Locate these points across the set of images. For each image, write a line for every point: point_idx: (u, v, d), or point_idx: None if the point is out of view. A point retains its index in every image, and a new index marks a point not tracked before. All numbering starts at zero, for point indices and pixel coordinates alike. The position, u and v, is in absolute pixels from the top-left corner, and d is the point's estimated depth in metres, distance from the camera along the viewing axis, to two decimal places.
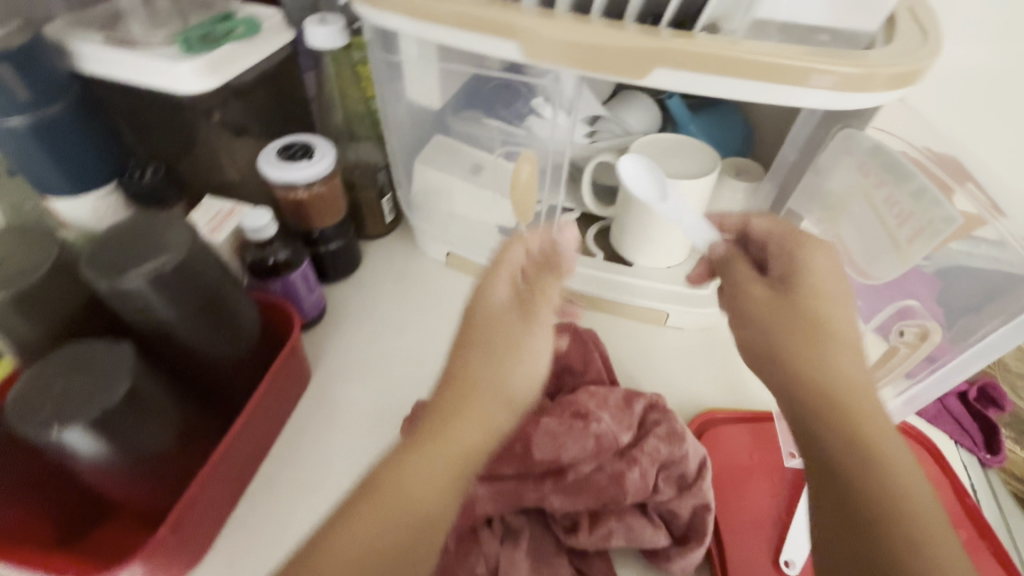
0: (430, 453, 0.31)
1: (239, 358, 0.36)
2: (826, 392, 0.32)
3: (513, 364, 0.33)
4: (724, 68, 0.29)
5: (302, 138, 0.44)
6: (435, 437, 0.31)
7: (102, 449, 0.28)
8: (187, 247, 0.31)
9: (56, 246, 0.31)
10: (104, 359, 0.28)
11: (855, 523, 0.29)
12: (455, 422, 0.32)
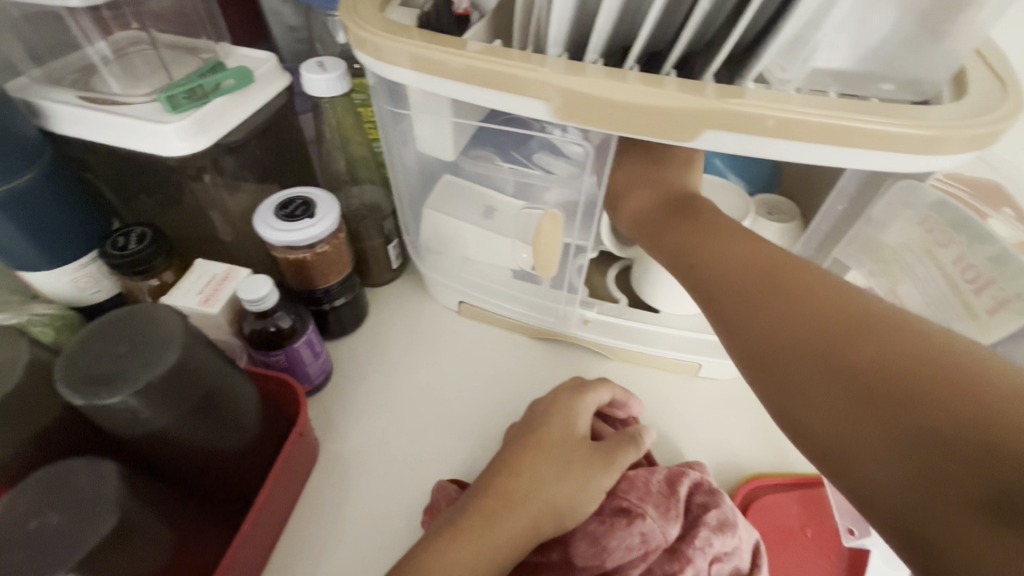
0: (469, 539, 0.31)
1: (243, 456, 0.32)
2: (748, 270, 0.27)
3: (562, 476, 0.34)
4: (783, 131, 0.26)
5: (302, 193, 0.40)
6: (475, 525, 0.31)
7: None
8: (180, 347, 0.27)
9: (31, 349, 0.28)
10: (89, 490, 0.25)
11: (874, 393, 0.21)
12: (504, 523, 0.32)
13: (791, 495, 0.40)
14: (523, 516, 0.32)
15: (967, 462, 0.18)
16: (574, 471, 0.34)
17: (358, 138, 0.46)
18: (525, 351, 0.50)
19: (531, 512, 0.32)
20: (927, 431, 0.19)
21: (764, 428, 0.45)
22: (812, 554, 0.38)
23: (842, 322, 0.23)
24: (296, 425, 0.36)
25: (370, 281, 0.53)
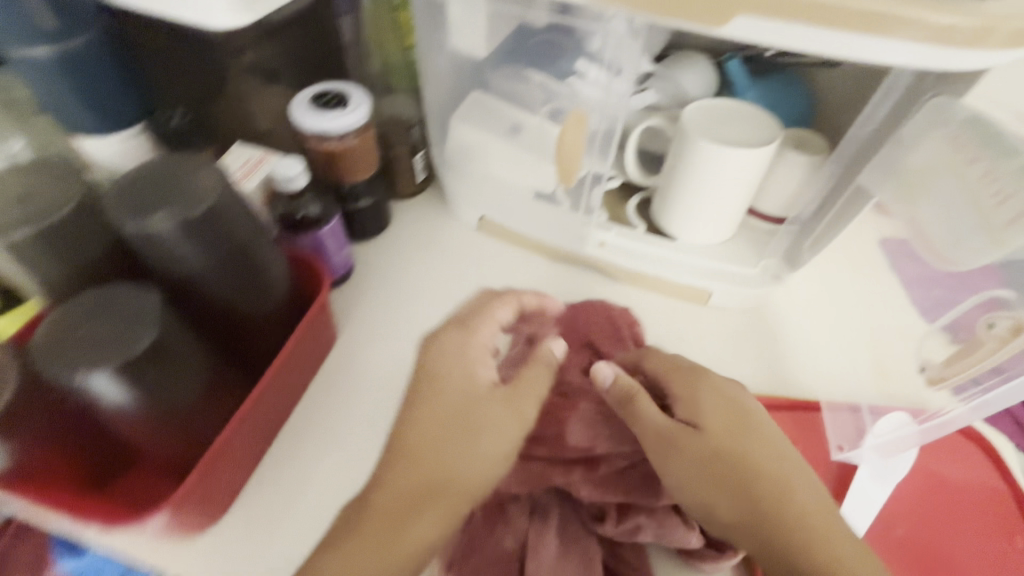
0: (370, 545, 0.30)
1: (269, 314, 0.34)
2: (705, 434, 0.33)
3: (467, 446, 0.33)
4: (813, 16, 0.26)
5: (336, 86, 0.42)
6: (379, 532, 0.30)
7: (131, 398, 0.27)
8: (217, 193, 0.29)
9: (84, 184, 0.30)
10: (132, 307, 0.27)
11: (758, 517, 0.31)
12: (411, 504, 0.31)
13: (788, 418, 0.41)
14: (424, 489, 0.32)
15: (749, 542, 0.31)
16: (477, 441, 0.33)
17: (393, 44, 0.47)
18: (540, 271, 0.51)
19: (439, 485, 0.32)
20: (746, 510, 0.31)
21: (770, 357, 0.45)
22: None
23: (742, 487, 0.32)
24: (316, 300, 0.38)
25: (394, 195, 0.54)
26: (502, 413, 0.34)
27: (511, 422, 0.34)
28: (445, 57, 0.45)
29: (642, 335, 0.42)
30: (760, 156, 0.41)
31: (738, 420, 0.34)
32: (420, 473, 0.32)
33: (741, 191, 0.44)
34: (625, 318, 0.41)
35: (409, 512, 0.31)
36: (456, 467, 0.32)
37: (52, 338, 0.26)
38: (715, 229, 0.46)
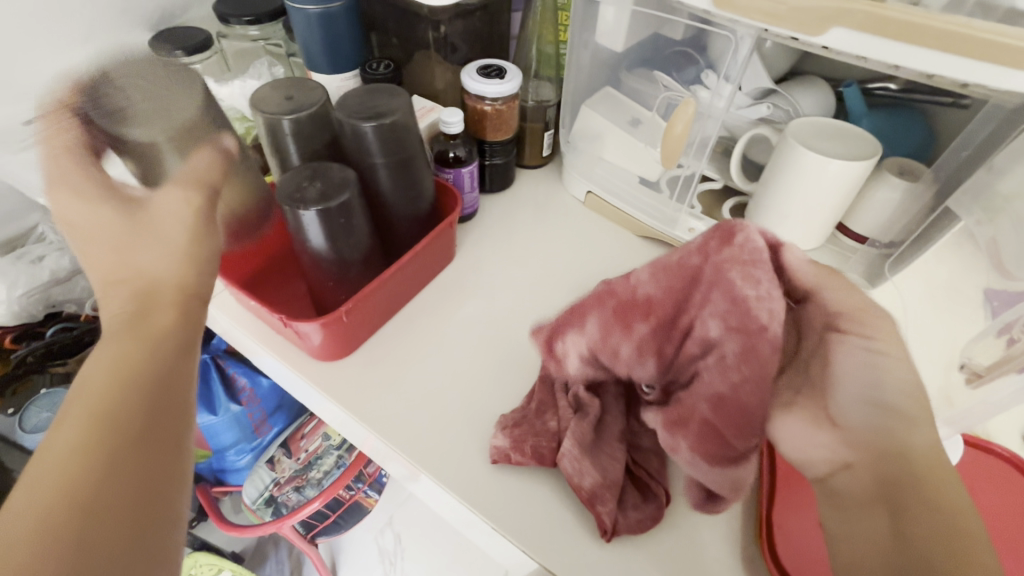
0: (87, 379, 0.27)
1: (416, 216, 0.46)
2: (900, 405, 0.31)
3: (140, 249, 0.32)
4: (907, 33, 0.32)
5: (499, 62, 0.53)
6: (114, 361, 0.27)
7: (323, 235, 0.39)
8: (410, 114, 0.41)
9: (323, 94, 0.43)
10: (338, 177, 0.40)
11: (895, 499, 0.29)
12: (128, 387, 0.26)
13: None
14: (147, 383, 0.27)
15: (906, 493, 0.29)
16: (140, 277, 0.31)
17: (548, 37, 0.58)
18: (630, 246, 0.58)
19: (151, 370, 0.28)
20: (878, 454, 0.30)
21: None
22: None
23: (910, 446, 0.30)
24: (448, 215, 0.49)
25: (522, 163, 0.64)
26: (158, 261, 0.32)
27: (162, 264, 0.32)
28: (589, 52, 0.54)
29: None
30: (854, 169, 0.45)
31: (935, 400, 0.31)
32: (142, 352, 0.28)
33: (831, 200, 0.48)
34: None
35: (129, 394, 0.26)
36: (154, 280, 0.32)
37: (288, 183, 0.39)
38: (802, 235, 0.50)
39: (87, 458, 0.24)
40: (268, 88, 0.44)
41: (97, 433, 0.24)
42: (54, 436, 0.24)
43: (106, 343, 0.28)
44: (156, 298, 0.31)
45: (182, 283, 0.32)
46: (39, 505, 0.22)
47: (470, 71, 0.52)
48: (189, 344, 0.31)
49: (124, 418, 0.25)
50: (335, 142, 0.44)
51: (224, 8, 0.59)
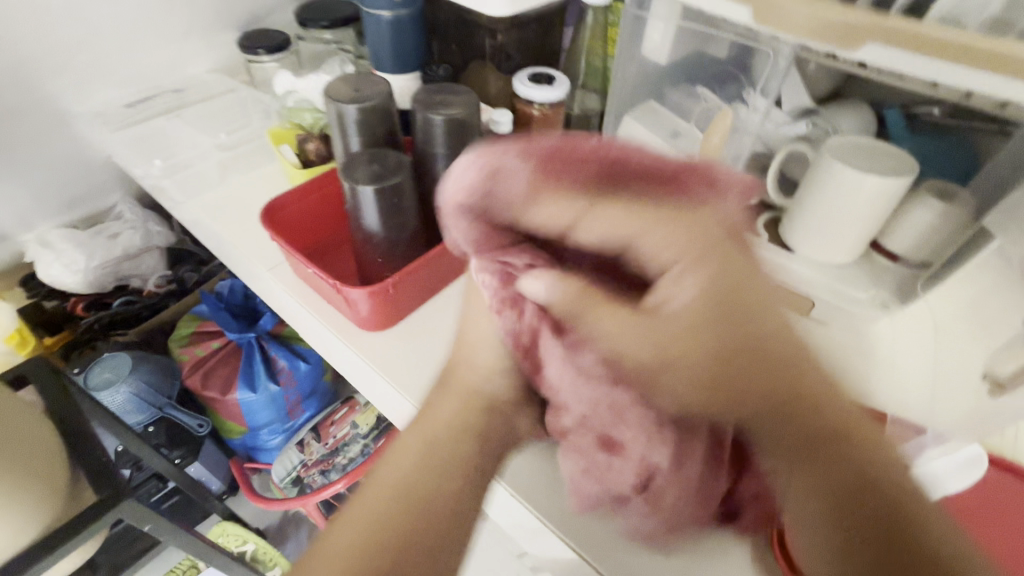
0: (405, 437, 0.36)
1: None
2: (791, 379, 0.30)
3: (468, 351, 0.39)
4: (941, 50, 0.33)
5: (549, 71, 0.57)
6: (417, 428, 0.37)
7: (378, 211, 0.44)
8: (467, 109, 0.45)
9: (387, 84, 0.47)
10: (395, 161, 0.44)
11: (841, 500, 0.28)
12: (402, 512, 0.32)
13: None
14: (421, 505, 0.33)
15: (837, 492, 0.28)
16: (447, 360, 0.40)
17: (597, 51, 0.60)
18: None
19: (445, 462, 0.34)
20: (766, 394, 0.30)
21: None
22: None
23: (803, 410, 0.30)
24: None
25: None
26: (490, 381, 0.38)
27: (478, 378, 0.39)
28: (636, 66, 0.57)
29: None
30: (891, 187, 0.46)
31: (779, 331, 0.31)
32: (417, 473, 0.34)
33: (865, 217, 0.48)
34: None
35: (407, 520, 0.32)
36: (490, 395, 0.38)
37: (350, 163, 0.44)
38: (835, 250, 0.51)
39: (390, 520, 0.31)
40: (340, 80, 0.47)
41: (372, 552, 0.30)
42: (375, 483, 0.34)
43: (404, 447, 0.35)
44: (443, 412, 0.37)
45: (492, 412, 0.38)
46: (368, 542, 0.31)
47: (522, 76, 0.56)
48: (470, 469, 0.35)
49: (431, 500, 0.33)
50: (393, 131, 0.47)
51: (304, 14, 0.66)
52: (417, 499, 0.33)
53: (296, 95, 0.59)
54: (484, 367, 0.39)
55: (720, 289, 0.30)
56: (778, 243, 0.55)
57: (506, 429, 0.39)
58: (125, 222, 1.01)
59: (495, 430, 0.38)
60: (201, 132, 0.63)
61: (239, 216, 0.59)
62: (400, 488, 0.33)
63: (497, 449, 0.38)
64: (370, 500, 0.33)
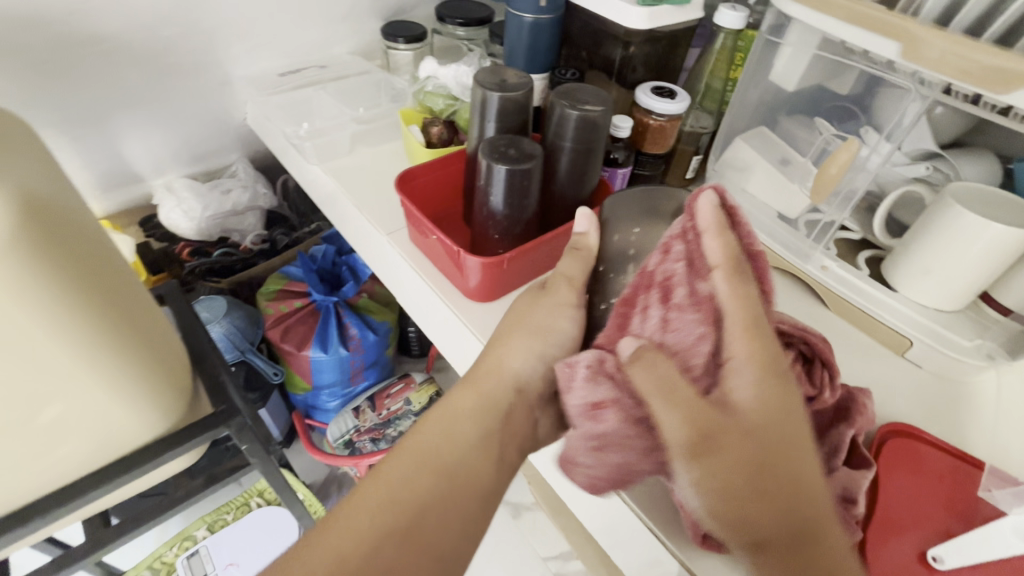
0: (467, 388, 0.45)
1: (577, 198, 0.53)
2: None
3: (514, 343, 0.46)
4: None
5: (672, 86, 0.59)
6: (470, 386, 0.46)
7: (507, 190, 0.47)
8: (604, 108, 0.48)
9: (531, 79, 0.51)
10: (529, 149, 0.48)
11: None
12: (435, 480, 0.41)
13: (944, 458, 0.43)
14: (449, 471, 0.41)
15: None
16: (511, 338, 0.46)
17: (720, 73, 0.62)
18: None
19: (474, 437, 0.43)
20: (780, 518, 0.32)
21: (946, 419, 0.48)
22: (937, 502, 0.41)
23: None
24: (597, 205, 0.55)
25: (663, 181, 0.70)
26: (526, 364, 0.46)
27: (520, 359, 0.46)
28: (757, 90, 0.59)
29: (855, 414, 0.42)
30: (1014, 238, 0.45)
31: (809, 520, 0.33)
32: (449, 449, 0.42)
33: (981, 264, 0.48)
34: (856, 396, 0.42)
35: (439, 474, 0.41)
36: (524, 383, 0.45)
37: (490, 144, 0.48)
38: (943, 296, 0.50)
39: (429, 476, 0.41)
40: (490, 67, 0.52)
41: (403, 507, 0.39)
42: (425, 433, 0.43)
43: (436, 423, 0.44)
44: (495, 389, 0.45)
45: (518, 396, 0.45)
46: (400, 484, 0.40)
47: (645, 88, 0.59)
48: (492, 449, 0.43)
49: (455, 466, 0.41)
50: (525, 122, 0.51)
51: (445, 10, 0.72)
52: (444, 462, 0.41)
53: (435, 81, 0.65)
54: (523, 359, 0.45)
55: (771, 409, 0.34)
56: (879, 281, 0.55)
57: (528, 419, 0.46)
58: (238, 181, 1.11)
59: (515, 414, 0.45)
60: (339, 105, 0.70)
61: (364, 184, 0.65)
62: (442, 451, 0.42)
63: (522, 435, 0.45)
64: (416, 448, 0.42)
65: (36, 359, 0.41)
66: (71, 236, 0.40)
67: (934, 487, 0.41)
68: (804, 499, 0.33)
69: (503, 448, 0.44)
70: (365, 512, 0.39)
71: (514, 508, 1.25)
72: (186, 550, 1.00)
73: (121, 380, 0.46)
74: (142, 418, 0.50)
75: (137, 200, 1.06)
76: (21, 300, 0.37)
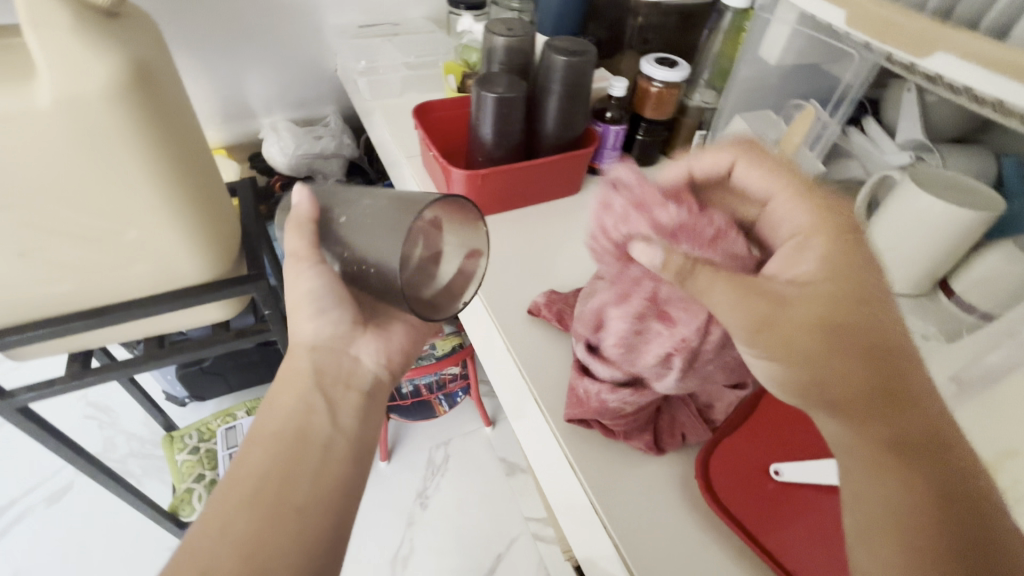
0: (255, 433, 0.42)
1: (560, 138, 0.60)
2: (907, 442, 0.36)
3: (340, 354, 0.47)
4: (987, 60, 0.35)
5: (677, 59, 0.65)
6: (258, 423, 0.43)
7: (493, 116, 0.56)
8: (588, 56, 0.55)
9: (533, 30, 0.60)
10: (516, 84, 0.56)
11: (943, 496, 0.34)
12: (272, 451, 0.41)
13: None
14: (279, 445, 0.41)
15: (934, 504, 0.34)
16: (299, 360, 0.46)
17: (728, 52, 0.67)
18: None
19: (292, 442, 0.41)
20: (876, 395, 0.36)
21: None
22: None
23: (925, 452, 0.35)
24: (581, 150, 0.62)
25: (668, 153, 0.75)
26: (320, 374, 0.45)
27: (312, 358, 0.46)
28: (754, 69, 0.62)
29: None
30: (960, 216, 0.46)
31: (893, 400, 0.36)
32: (274, 429, 0.42)
33: (930, 243, 0.48)
34: None
35: (258, 492, 0.38)
36: (326, 375, 0.46)
37: (485, 77, 0.57)
38: (894, 276, 0.51)
39: (257, 491, 0.38)
40: (503, 19, 0.61)
41: (245, 485, 0.39)
42: (231, 480, 0.39)
43: (252, 448, 0.41)
44: (296, 369, 0.46)
45: (325, 351, 0.47)
46: (225, 520, 0.37)
47: (650, 57, 0.65)
48: (314, 402, 0.44)
49: (282, 472, 0.40)
50: (526, 66, 0.60)
51: None
52: (268, 481, 0.39)
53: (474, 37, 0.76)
54: (307, 322, 0.45)
55: (837, 280, 0.39)
56: None
57: (345, 394, 0.46)
58: (328, 130, 1.28)
59: (331, 364, 0.47)
60: (400, 54, 0.82)
61: (403, 119, 0.76)
62: (259, 479, 0.39)
63: (343, 413, 0.45)
64: (228, 487, 0.39)
65: (133, 195, 0.55)
66: (168, 109, 0.54)
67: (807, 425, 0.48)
68: (881, 385, 0.37)
69: (330, 395, 0.45)
70: (218, 509, 0.38)
71: (509, 466, 1.21)
72: (227, 423, 1.18)
73: (189, 228, 0.61)
74: (197, 264, 0.65)
75: (246, 133, 1.27)
76: (127, 147, 0.52)
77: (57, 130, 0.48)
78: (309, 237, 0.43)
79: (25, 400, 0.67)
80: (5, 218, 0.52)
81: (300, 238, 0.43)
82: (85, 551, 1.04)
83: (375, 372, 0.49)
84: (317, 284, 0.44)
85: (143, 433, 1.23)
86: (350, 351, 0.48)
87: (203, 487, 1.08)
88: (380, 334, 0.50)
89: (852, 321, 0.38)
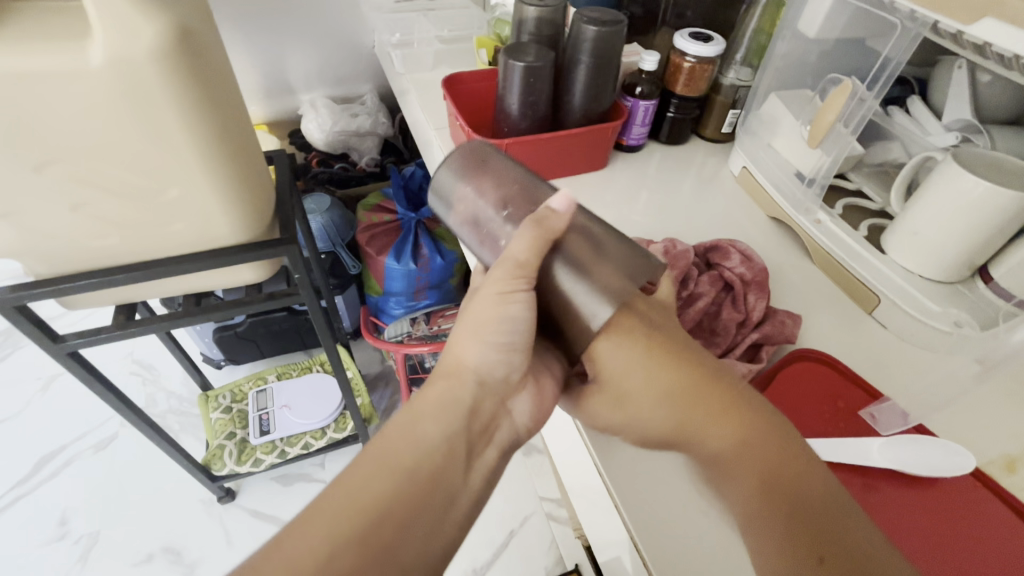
0: (390, 457, 0.34)
1: (586, 112, 0.60)
2: (768, 474, 0.33)
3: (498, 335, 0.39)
4: None
5: (711, 35, 0.63)
6: (401, 434, 0.35)
7: (519, 86, 0.56)
8: (617, 28, 0.55)
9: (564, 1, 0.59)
10: (542, 54, 0.56)
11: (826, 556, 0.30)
12: (405, 486, 0.33)
13: (836, 376, 0.46)
14: (410, 485, 0.33)
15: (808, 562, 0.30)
16: (449, 383, 0.38)
17: (766, 28, 0.65)
18: (756, 225, 0.63)
19: (432, 474, 0.34)
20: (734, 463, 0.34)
21: (885, 368, 0.48)
22: (819, 416, 0.43)
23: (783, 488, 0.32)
24: (607, 125, 0.62)
25: (698, 132, 0.74)
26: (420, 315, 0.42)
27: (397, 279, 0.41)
28: (793, 45, 0.60)
29: (789, 334, 0.48)
30: (1005, 199, 0.43)
31: (740, 443, 0.34)
32: (413, 457, 0.34)
33: (971, 227, 0.46)
34: (785, 314, 0.49)
35: (363, 518, 0.31)
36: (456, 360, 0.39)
37: (513, 47, 0.57)
38: (929, 261, 0.49)
39: (361, 525, 0.31)
40: None
41: (360, 517, 0.31)
42: (349, 494, 0.32)
43: (371, 467, 0.33)
44: (450, 399, 0.37)
45: (485, 391, 0.39)
46: (326, 556, 0.30)
47: (683, 31, 0.64)
48: (457, 450, 0.36)
49: (422, 517, 0.33)
50: (554, 38, 0.60)
51: None
52: (375, 527, 0.31)
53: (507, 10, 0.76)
54: (484, 344, 0.38)
55: (670, 378, 0.36)
56: (874, 245, 0.54)
57: (497, 416, 0.40)
58: (365, 108, 1.31)
59: (485, 411, 0.39)
60: (433, 27, 0.83)
61: (433, 91, 0.77)
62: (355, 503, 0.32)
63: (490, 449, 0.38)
64: (321, 520, 0.31)
65: (176, 156, 0.58)
66: (208, 72, 0.56)
67: (817, 401, 0.44)
68: (740, 420, 0.35)
69: (471, 442, 0.37)
70: (319, 517, 0.31)
71: (526, 446, 1.22)
72: (258, 386, 1.24)
73: (227, 190, 0.64)
74: (234, 226, 0.68)
75: (287, 109, 1.30)
76: (171, 109, 0.54)
77: (107, 88, 0.51)
78: (537, 249, 0.36)
79: (75, 346, 0.72)
80: (61, 171, 0.56)
81: (530, 249, 0.36)
82: (126, 496, 1.11)
83: (517, 431, 0.41)
84: (521, 314, 0.37)
85: (182, 392, 1.30)
86: (505, 404, 0.40)
87: (233, 444, 1.13)
88: (536, 392, 0.41)
89: (659, 362, 0.36)
